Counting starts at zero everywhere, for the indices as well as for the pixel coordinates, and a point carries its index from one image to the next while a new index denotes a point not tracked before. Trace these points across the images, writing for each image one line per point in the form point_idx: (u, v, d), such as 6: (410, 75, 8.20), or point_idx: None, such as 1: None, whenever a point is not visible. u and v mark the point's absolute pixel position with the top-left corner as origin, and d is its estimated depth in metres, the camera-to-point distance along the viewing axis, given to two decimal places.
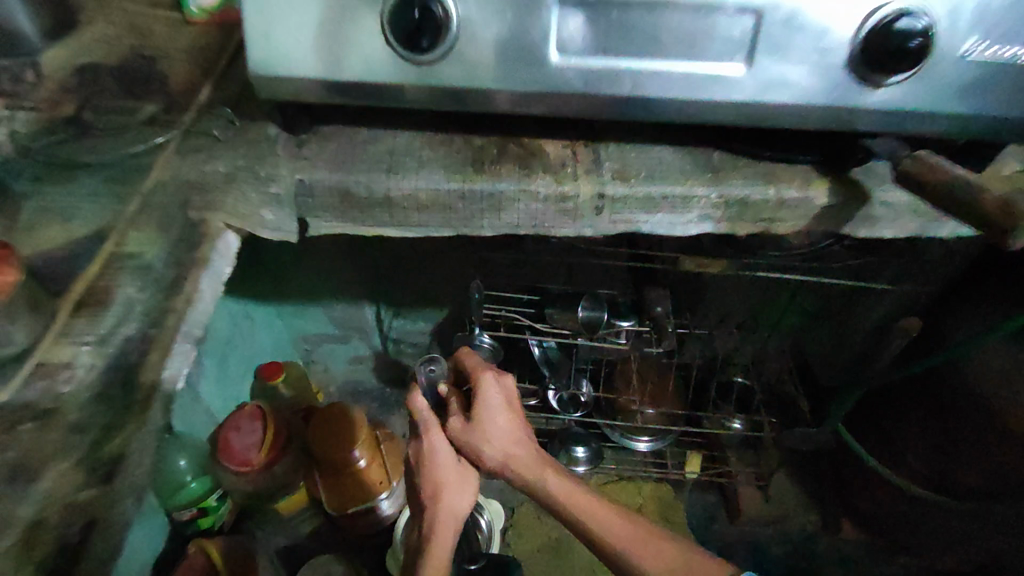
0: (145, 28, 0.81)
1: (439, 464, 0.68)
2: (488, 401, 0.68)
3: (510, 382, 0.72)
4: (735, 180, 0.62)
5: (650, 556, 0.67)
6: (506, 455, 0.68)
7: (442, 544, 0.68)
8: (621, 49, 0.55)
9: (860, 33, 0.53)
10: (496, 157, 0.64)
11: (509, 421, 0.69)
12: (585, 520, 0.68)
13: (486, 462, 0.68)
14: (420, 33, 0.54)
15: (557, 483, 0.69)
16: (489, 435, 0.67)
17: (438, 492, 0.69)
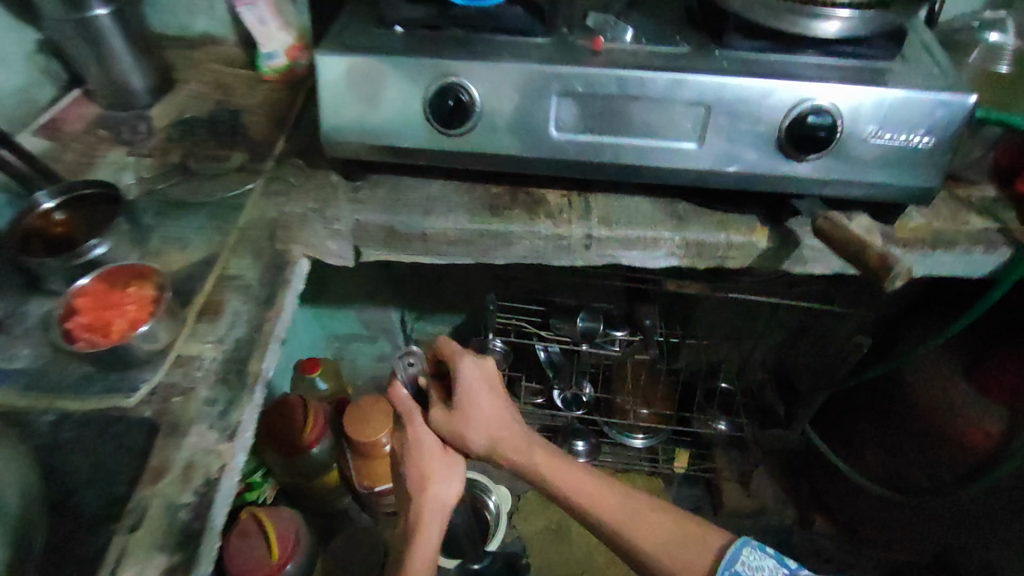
0: (228, 85, 0.99)
1: (424, 449, 0.78)
2: (464, 384, 0.76)
3: (489, 364, 0.80)
4: (694, 227, 0.79)
5: (638, 526, 0.74)
6: (487, 436, 0.77)
7: (431, 525, 0.76)
8: (603, 129, 0.73)
9: (784, 123, 0.70)
10: (509, 204, 0.82)
11: (490, 404, 0.77)
12: (569, 492, 0.76)
13: (470, 443, 0.77)
14: (453, 117, 0.73)
15: (540, 460, 0.78)
16: (470, 418, 0.76)
17: (427, 478, 0.78)
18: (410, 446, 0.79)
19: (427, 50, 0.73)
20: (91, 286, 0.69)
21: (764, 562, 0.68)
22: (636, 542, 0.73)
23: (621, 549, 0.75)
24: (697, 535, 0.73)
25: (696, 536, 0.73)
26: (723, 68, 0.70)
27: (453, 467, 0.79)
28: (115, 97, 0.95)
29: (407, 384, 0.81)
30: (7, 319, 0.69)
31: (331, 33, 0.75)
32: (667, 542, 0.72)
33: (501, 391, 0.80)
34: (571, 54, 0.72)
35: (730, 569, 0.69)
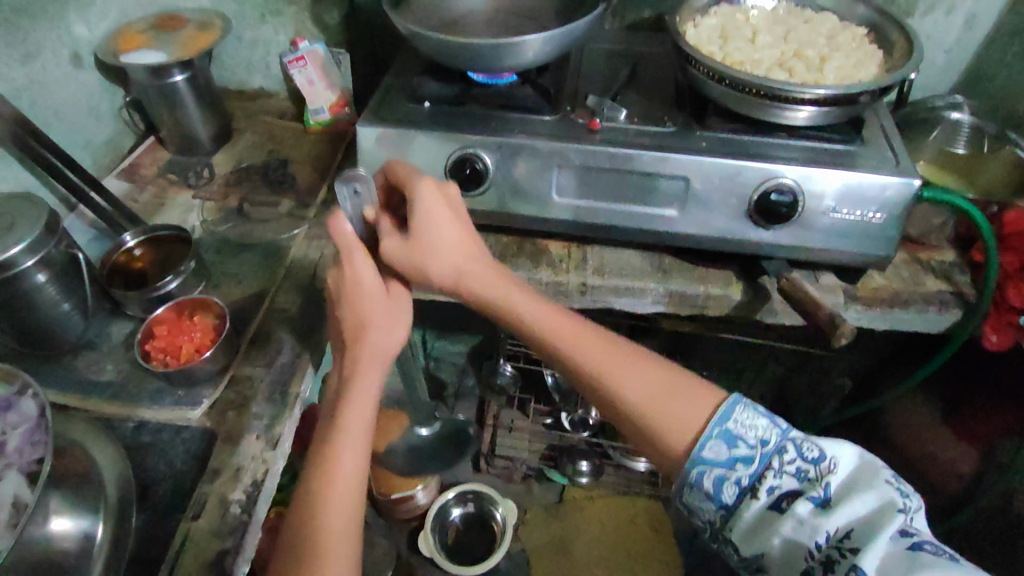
0: (280, 136, 1.14)
1: (361, 298, 0.73)
2: (421, 208, 0.72)
3: (447, 189, 0.75)
4: (677, 280, 0.90)
5: (621, 371, 0.67)
6: (449, 266, 0.74)
7: (369, 372, 0.71)
8: (596, 195, 0.86)
9: (753, 197, 0.81)
10: (516, 253, 0.94)
11: (447, 228, 0.73)
12: (540, 332, 0.71)
13: (430, 271, 0.74)
14: (470, 183, 0.86)
15: (511, 295, 0.73)
16: (432, 245, 0.73)
17: (364, 321, 0.73)
18: (352, 289, 0.73)
19: (450, 124, 0.86)
20: (166, 315, 0.82)
21: (758, 422, 0.60)
22: (627, 401, 0.65)
23: (600, 399, 0.68)
24: (698, 393, 0.64)
25: (699, 396, 0.63)
26: (701, 148, 0.82)
27: (392, 317, 0.74)
28: (184, 145, 1.10)
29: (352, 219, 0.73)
30: (95, 339, 0.83)
31: (371, 106, 0.89)
32: (657, 390, 0.65)
33: (463, 218, 0.75)
34: (571, 132, 0.85)
35: (720, 427, 0.60)
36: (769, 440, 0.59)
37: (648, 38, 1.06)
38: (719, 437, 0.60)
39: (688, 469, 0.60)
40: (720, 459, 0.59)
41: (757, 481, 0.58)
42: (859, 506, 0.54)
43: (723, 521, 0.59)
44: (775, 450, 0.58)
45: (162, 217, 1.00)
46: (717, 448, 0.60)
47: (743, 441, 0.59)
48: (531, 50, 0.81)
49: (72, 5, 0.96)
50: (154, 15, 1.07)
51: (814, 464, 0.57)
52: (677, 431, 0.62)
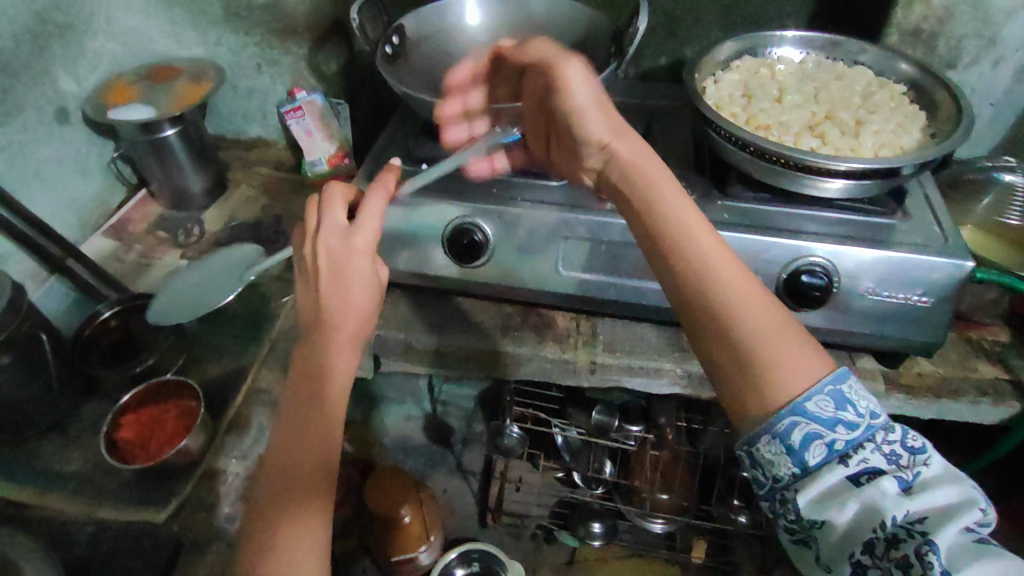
0: (276, 189, 1.09)
1: (352, 271, 0.62)
2: (572, 86, 0.64)
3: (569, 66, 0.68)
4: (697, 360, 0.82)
5: (754, 296, 0.55)
6: (610, 131, 0.63)
7: (349, 328, 0.61)
8: (607, 269, 0.79)
9: (781, 276, 0.73)
10: (520, 324, 0.87)
11: (599, 107, 0.64)
12: (690, 226, 0.57)
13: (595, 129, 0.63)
14: (466, 254, 0.79)
15: (675, 195, 0.59)
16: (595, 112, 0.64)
17: (349, 276, 0.61)
18: (350, 240, 0.62)
19: (448, 190, 0.80)
20: (129, 406, 0.75)
21: (868, 397, 0.54)
22: (748, 327, 0.54)
23: (707, 322, 0.55)
24: (818, 355, 0.55)
25: (813, 350, 0.54)
26: (722, 221, 0.75)
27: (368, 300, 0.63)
28: (175, 200, 1.05)
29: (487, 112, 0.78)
30: (63, 420, 0.77)
31: (362, 170, 0.84)
32: (781, 327, 0.54)
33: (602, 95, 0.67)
34: (577, 201, 0.78)
35: (832, 384, 0.52)
36: (877, 415, 0.53)
37: (664, 90, 0.99)
38: (828, 396, 0.52)
39: (782, 418, 0.52)
40: (823, 418, 0.52)
41: (852, 450, 0.51)
42: (947, 496, 0.49)
43: (794, 480, 0.53)
44: (880, 427, 0.52)
45: (147, 279, 0.94)
46: (824, 406, 0.52)
47: (851, 409, 0.52)
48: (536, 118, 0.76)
49: (58, 58, 0.92)
50: (146, 65, 1.02)
51: (910, 453, 0.52)
52: (792, 381, 0.53)
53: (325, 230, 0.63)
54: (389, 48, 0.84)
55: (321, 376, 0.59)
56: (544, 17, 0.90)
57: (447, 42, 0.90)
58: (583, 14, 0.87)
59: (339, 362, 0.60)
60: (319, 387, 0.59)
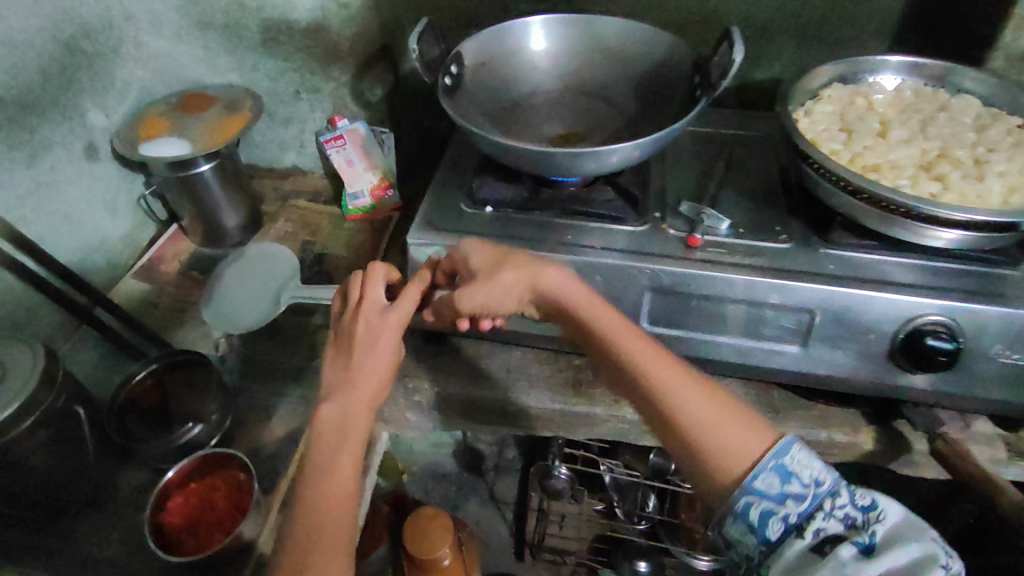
0: (315, 223, 1.02)
1: (377, 338, 0.61)
2: (473, 253, 0.63)
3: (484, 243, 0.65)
4: (791, 420, 0.75)
5: (685, 389, 0.55)
6: (521, 280, 0.62)
7: (366, 388, 0.59)
8: (694, 324, 0.72)
9: (899, 335, 0.66)
10: (592, 378, 0.80)
11: (492, 263, 0.63)
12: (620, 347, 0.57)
13: (503, 291, 0.62)
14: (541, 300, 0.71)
15: (602, 316, 0.59)
16: (493, 267, 0.63)
17: (376, 347, 0.61)
18: (381, 317, 0.62)
19: (518, 237, 0.73)
20: (173, 486, 0.69)
21: (815, 462, 0.53)
22: (691, 419, 0.54)
23: (653, 417, 0.57)
24: (755, 424, 0.55)
25: (752, 424, 0.55)
26: (828, 275, 0.68)
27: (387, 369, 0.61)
28: (210, 237, 0.98)
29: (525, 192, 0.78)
30: (101, 496, 0.73)
31: (421, 212, 0.77)
32: (718, 411, 0.54)
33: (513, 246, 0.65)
34: (662, 250, 0.71)
35: (774, 459, 0.52)
36: (824, 482, 0.53)
37: (739, 116, 0.91)
38: (773, 472, 0.52)
39: (737, 500, 0.52)
40: (770, 494, 0.52)
41: (807, 521, 0.51)
42: (908, 556, 0.49)
43: (763, 556, 0.53)
44: (828, 494, 0.52)
45: (184, 328, 0.88)
46: (768, 482, 0.52)
47: (796, 479, 0.52)
48: (619, 161, 0.68)
49: (87, 92, 0.85)
50: (178, 94, 0.95)
51: (862, 512, 0.52)
52: (736, 458, 0.53)
53: (368, 308, 0.62)
54: (448, 78, 0.76)
55: (339, 431, 0.56)
56: (615, 42, 0.82)
57: (508, 69, 0.83)
58: (660, 39, 0.79)
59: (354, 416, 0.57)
60: (335, 442, 0.55)
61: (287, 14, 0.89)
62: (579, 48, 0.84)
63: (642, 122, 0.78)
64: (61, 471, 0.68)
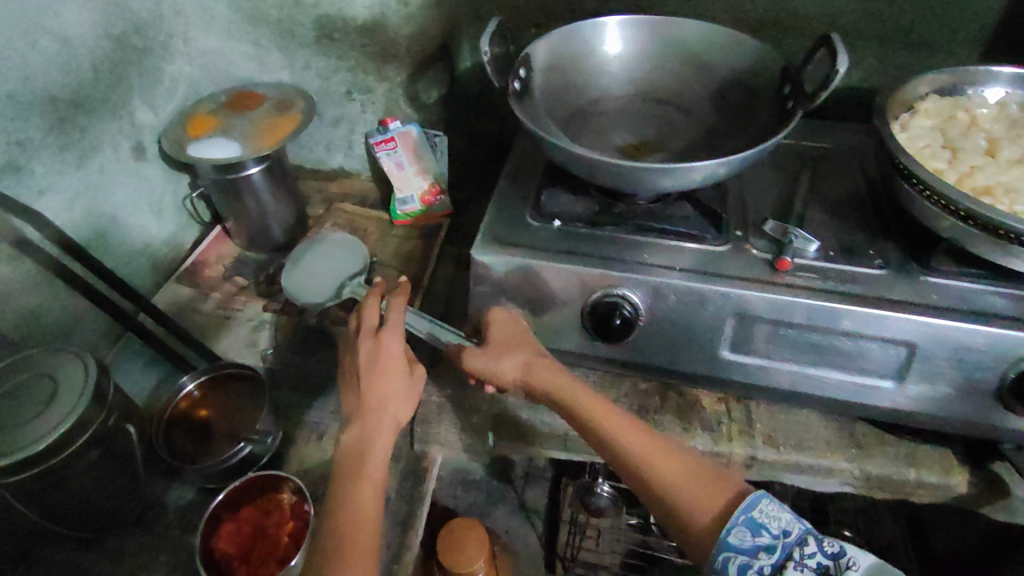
0: (363, 229, 0.98)
1: (390, 360, 0.61)
2: (492, 327, 0.68)
3: (507, 320, 0.68)
4: (876, 457, 0.69)
5: (650, 451, 0.57)
6: (523, 365, 0.65)
7: (382, 411, 0.60)
8: (778, 354, 0.67)
9: (1010, 374, 0.61)
10: (659, 405, 0.74)
11: (502, 343, 0.67)
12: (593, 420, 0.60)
13: (500, 373, 0.66)
14: (611, 321, 0.65)
15: (576, 393, 0.62)
16: (501, 349, 0.66)
17: (387, 372, 0.61)
18: (385, 339, 0.62)
19: (590, 254, 0.68)
20: (223, 509, 0.66)
21: (783, 513, 0.51)
22: (658, 482, 0.55)
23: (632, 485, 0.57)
24: (724, 480, 0.55)
25: (719, 479, 0.55)
26: (932, 306, 0.62)
27: (405, 392, 0.61)
28: (255, 241, 0.95)
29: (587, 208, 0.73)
30: (147, 512, 0.71)
31: (484, 225, 0.72)
32: (686, 471, 0.55)
33: (521, 326, 0.68)
34: (747, 273, 0.66)
35: (744, 513, 0.51)
36: (793, 530, 0.50)
37: (817, 126, 0.85)
38: (743, 525, 0.51)
39: (715, 558, 0.50)
40: (743, 548, 0.50)
41: (779, 573, 0.48)
42: None
43: None
44: (797, 542, 0.49)
45: (229, 337, 0.85)
46: (740, 535, 0.50)
47: (766, 531, 0.50)
48: (706, 177, 0.62)
49: (137, 89, 0.82)
50: (225, 91, 0.91)
51: (834, 560, 0.47)
52: (705, 514, 0.52)
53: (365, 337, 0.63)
54: (517, 82, 0.71)
55: (359, 458, 0.57)
56: (694, 46, 0.77)
57: (577, 73, 0.78)
58: (744, 44, 0.74)
59: (378, 439, 0.58)
60: (354, 469, 0.56)
61: (344, 11, 0.85)
62: (653, 52, 0.79)
63: (724, 134, 0.72)
64: (110, 492, 0.66)
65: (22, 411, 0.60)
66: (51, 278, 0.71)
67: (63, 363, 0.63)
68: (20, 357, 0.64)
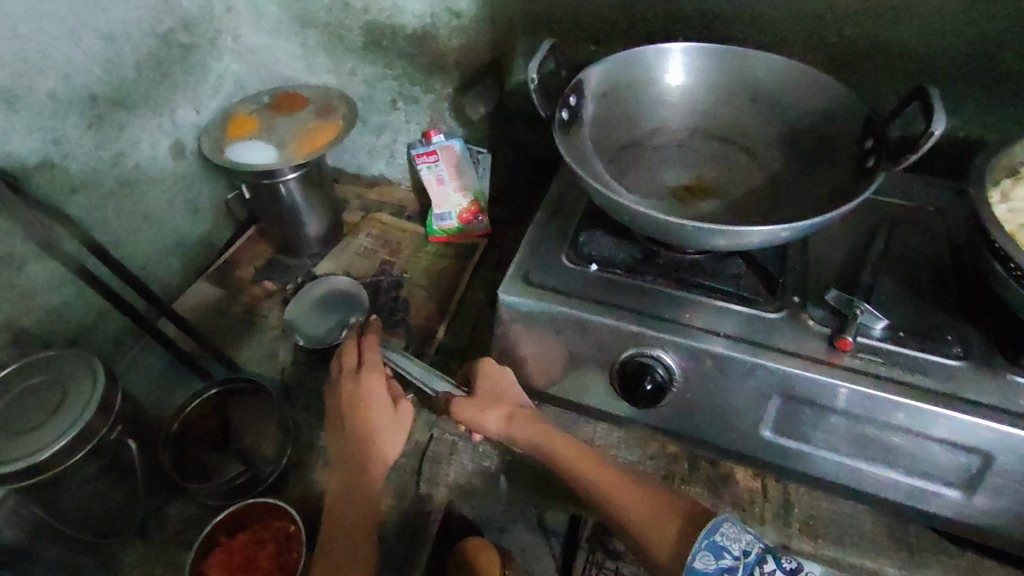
0: (396, 242, 0.96)
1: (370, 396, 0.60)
2: (480, 378, 0.64)
3: (497, 370, 0.64)
4: (931, 569, 0.60)
5: (612, 487, 0.56)
6: (506, 418, 0.61)
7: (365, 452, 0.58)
8: (825, 442, 0.59)
9: None
10: (688, 473, 0.67)
11: (489, 395, 0.63)
12: (563, 466, 0.59)
13: (482, 426, 0.61)
14: (640, 386, 0.59)
15: (548, 440, 0.60)
16: (488, 400, 0.62)
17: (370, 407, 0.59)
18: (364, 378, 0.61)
19: (624, 306, 0.62)
20: (218, 532, 0.66)
21: (744, 534, 0.50)
22: (625, 520, 0.54)
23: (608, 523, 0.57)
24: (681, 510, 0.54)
25: (678, 511, 0.53)
26: (1020, 412, 0.53)
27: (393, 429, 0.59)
28: (287, 246, 0.94)
29: (628, 252, 0.67)
30: (149, 521, 0.74)
31: (515, 261, 0.67)
32: (647, 506, 0.54)
33: (510, 376, 0.64)
34: (799, 348, 0.58)
35: (706, 537, 0.50)
36: (752, 550, 0.49)
37: (901, 178, 0.76)
38: (705, 549, 0.49)
39: None
40: (709, 573, 0.48)
41: None
42: None
43: None
44: (757, 561, 0.48)
45: (252, 344, 0.85)
46: (705, 561, 0.48)
47: (727, 553, 0.49)
48: (763, 240, 0.55)
49: (180, 88, 0.83)
50: (269, 93, 0.90)
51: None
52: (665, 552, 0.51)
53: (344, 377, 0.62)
54: (565, 111, 0.64)
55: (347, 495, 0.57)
56: (768, 83, 0.68)
57: (635, 102, 0.70)
58: (827, 86, 0.65)
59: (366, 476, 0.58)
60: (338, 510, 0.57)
61: (394, 19, 0.83)
62: (721, 86, 0.71)
63: (794, 185, 0.63)
64: (112, 500, 0.69)
65: (31, 416, 0.62)
66: (76, 277, 0.75)
67: (75, 370, 0.65)
68: (39, 358, 0.66)
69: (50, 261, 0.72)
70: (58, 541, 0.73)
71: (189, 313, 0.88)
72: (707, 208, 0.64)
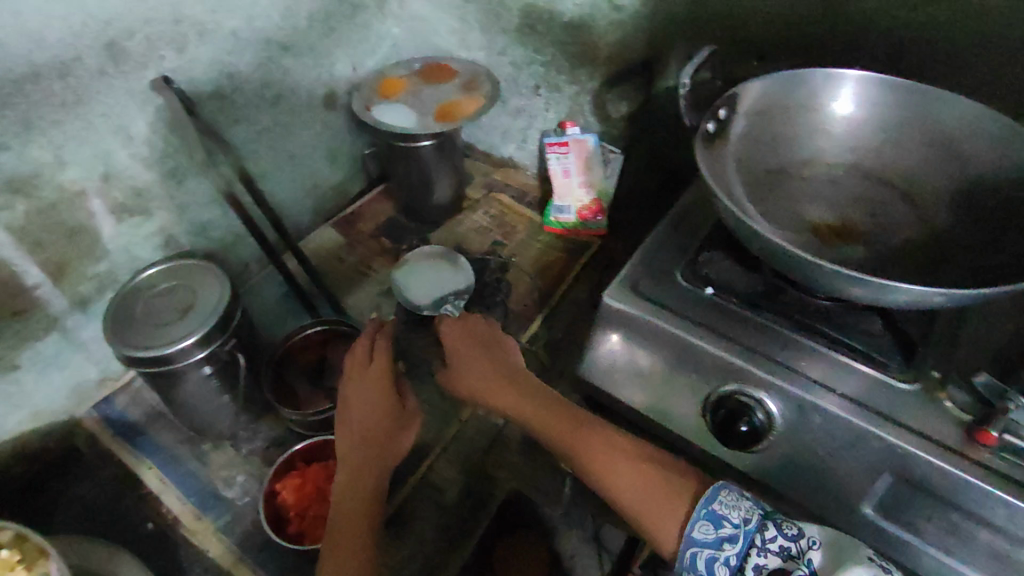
0: (511, 224, 0.97)
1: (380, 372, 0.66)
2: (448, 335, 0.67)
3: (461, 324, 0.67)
4: None
5: (610, 461, 0.51)
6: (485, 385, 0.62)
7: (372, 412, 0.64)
8: (934, 537, 0.52)
9: None
10: None
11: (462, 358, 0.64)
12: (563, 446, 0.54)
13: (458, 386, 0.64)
14: (735, 423, 0.56)
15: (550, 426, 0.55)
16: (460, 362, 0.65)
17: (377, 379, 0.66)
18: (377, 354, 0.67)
19: (734, 339, 0.58)
20: (297, 458, 0.71)
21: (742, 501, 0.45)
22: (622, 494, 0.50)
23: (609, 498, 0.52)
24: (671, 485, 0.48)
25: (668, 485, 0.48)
26: None
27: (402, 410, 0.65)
28: (408, 208, 0.97)
29: (750, 282, 0.63)
30: (240, 433, 0.80)
31: (626, 268, 0.64)
32: (641, 476, 0.49)
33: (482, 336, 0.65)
34: (929, 430, 0.51)
35: (702, 506, 0.45)
36: (751, 516, 0.43)
37: None
38: (703, 518, 0.45)
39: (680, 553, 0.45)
40: (709, 543, 0.44)
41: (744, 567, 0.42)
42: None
43: None
44: (757, 529, 0.43)
45: (360, 293, 0.90)
46: (703, 530, 0.44)
47: (726, 522, 0.44)
48: (910, 302, 0.49)
49: (344, 43, 0.89)
50: (420, 60, 0.93)
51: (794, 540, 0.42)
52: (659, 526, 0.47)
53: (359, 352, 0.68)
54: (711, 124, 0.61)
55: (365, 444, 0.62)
56: (952, 129, 0.61)
57: (791, 125, 0.65)
58: None
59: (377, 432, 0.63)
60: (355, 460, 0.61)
61: (552, 4, 0.83)
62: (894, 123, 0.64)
63: (960, 246, 0.56)
64: (213, 406, 0.76)
65: (163, 312, 0.69)
66: (223, 200, 0.83)
67: (207, 281, 0.71)
68: (181, 263, 0.73)
69: (206, 181, 0.80)
70: (166, 429, 0.81)
71: (311, 251, 0.94)
72: (850, 253, 0.58)
